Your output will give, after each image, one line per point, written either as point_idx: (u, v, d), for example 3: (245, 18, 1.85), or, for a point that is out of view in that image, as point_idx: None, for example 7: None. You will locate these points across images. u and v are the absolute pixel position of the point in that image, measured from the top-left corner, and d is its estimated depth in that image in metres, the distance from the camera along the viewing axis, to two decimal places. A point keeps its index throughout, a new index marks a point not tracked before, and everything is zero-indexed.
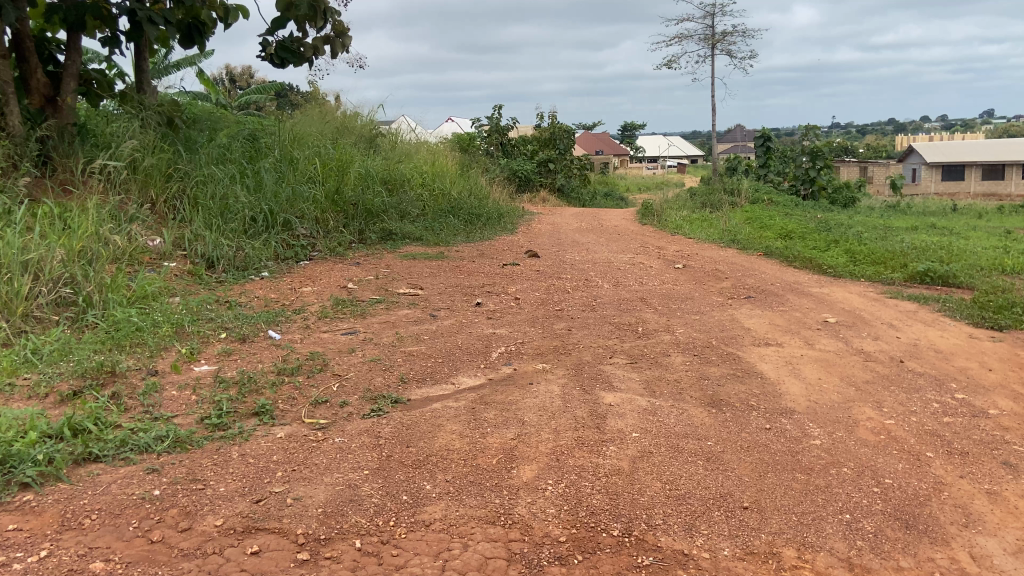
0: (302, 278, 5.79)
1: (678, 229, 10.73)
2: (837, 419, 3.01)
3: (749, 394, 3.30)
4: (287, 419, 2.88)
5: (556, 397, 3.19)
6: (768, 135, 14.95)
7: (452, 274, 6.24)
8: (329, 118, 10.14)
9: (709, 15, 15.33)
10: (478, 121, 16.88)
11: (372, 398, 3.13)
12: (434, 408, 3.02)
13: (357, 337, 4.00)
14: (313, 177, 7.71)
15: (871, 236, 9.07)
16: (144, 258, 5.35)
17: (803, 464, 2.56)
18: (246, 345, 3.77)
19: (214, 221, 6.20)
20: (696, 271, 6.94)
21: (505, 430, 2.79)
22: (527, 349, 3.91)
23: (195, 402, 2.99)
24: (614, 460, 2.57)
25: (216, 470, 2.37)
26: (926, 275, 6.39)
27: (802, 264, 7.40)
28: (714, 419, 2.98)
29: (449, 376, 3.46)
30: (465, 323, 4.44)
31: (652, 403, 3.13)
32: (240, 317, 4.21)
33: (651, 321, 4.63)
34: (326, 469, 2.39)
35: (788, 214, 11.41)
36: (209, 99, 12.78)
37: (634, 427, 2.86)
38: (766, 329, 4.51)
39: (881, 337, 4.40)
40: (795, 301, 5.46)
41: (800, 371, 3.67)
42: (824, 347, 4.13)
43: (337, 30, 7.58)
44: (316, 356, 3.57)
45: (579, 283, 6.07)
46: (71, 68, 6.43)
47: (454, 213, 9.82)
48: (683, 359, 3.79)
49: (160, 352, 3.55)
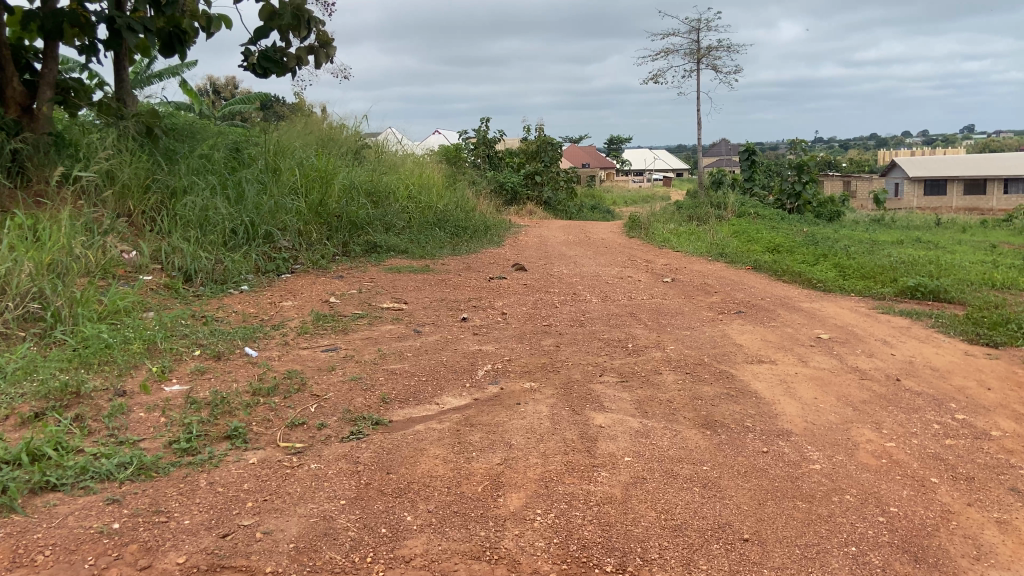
0: (282, 291, 5.64)
1: (666, 242, 10.67)
2: (836, 442, 2.90)
3: (744, 414, 3.19)
4: (260, 443, 2.73)
5: (545, 418, 3.06)
6: (753, 149, 15.00)
7: (438, 288, 6.11)
8: (314, 129, 10.00)
9: (695, 30, 15.40)
10: (465, 133, 16.83)
11: (352, 419, 2.99)
12: (417, 431, 2.88)
13: (337, 354, 3.85)
14: (296, 188, 7.57)
15: (858, 250, 9.05)
16: (119, 271, 5.19)
17: (804, 490, 2.44)
18: (221, 363, 3.61)
19: (192, 233, 6.04)
20: (685, 286, 6.85)
21: (491, 454, 2.66)
22: (514, 367, 3.77)
23: (163, 425, 2.83)
24: (606, 486, 2.44)
25: (181, 501, 2.21)
26: (916, 290, 6.34)
27: (791, 278, 7.35)
28: (709, 442, 2.86)
29: (433, 395, 3.32)
30: (450, 339, 4.31)
31: (645, 425, 3.01)
32: (216, 333, 4.06)
33: (641, 337, 4.52)
34: (300, 499, 2.24)
35: (775, 228, 11.39)
36: (192, 109, 12.62)
37: (627, 451, 2.74)
38: (759, 346, 4.41)
39: (875, 353, 4.32)
40: (786, 316, 5.37)
41: (795, 390, 3.57)
42: (819, 365, 4.03)
43: (321, 40, 7.47)
44: (293, 375, 3.42)
45: (567, 297, 5.95)
46: (49, 77, 6.30)
47: (440, 225, 9.71)
48: (675, 377, 3.67)
49: (130, 371, 3.39)
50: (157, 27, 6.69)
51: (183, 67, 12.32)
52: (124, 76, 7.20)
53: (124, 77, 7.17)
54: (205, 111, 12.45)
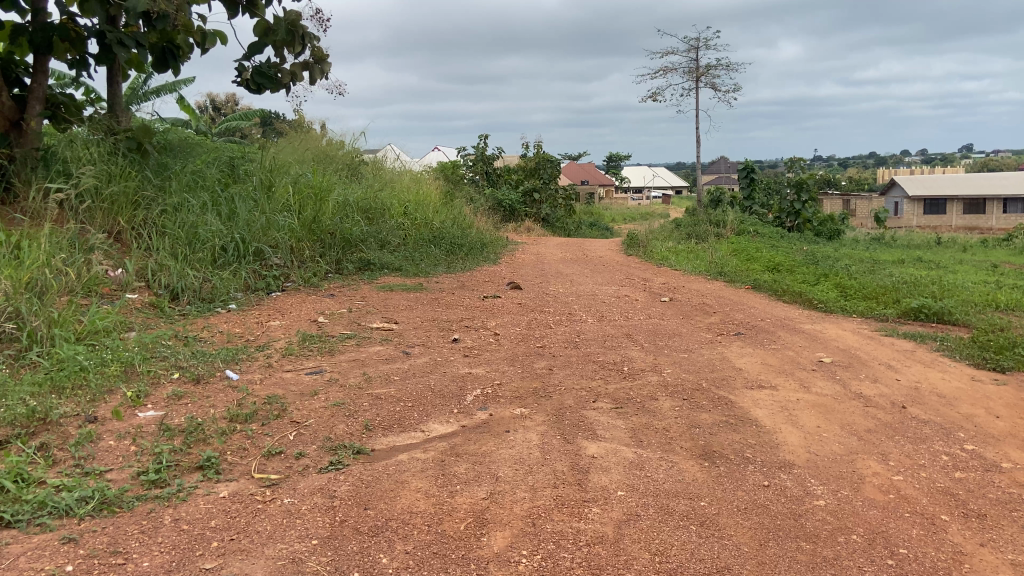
0: (271, 310, 5.51)
1: (664, 261, 10.55)
2: (841, 475, 2.77)
3: (744, 445, 3.04)
4: (233, 474, 2.59)
5: (535, 448, 2.91)
6: (752, 167, 14.95)
7: (430, 307, 5.98)
8: (309, 145, 9.91)
9: (693, 49, 15.41)
10: (463, 150, 16.78)
11: (332, 448, 2.85)
12: (399, 461, 2.74)
13: (322, 378, 3.71)
14: (289, 206, 7.46)
15: (860, 270, 8.94)
16: (102, 289, 5.07)
17: (807, 529, 2.31)
18: (200, 387, 3.47)
19: (181, 250, 5.92)
20: (683, 305, 6.73)
21: (476, 487, 2.52)
22: (504, 392, 3.63)
23: (132, 454, 2.69)
24: (597, 524, 2.30)
25: (142, 539, 2.07)
26: (920, 312, 6.22)
27: (792, 299, 7.22)
28: (706, 474, 2.72)
29: (419, 422, 3.18)
30: (440, 361, 4.17)
31: (639, 455, 2.87)
32: (197, 355, 3.92)
33: (637, 360, 4.38)
34: (269, 537, 2.10)
35: (775, 246, 11.28)
36: (188, 125, 12.55)
37: (620, 484, 2.60)
38: (758, 370, 4.27)
39: (879, 378, 4.19)
40: (787, 338, 5.23)
41: (797, 418, 3.43)
42: (821, 391, 3.89)
43: (316, 56, 7.40)
44: (274, 400, 3.28)
45: (562, 317, 5.83)
46: (38, 91, 6.25)
47: (436, 242, 9.60)
48: (672, 404, 3.52)
49: (103, 396, 3.24)
50: (149, 41, 6.60)
51: (180, 83, 12.27)
52: (117, 92, 7.11)
53: (117, 93, 7.08)
54: (201, 127, 12.38)
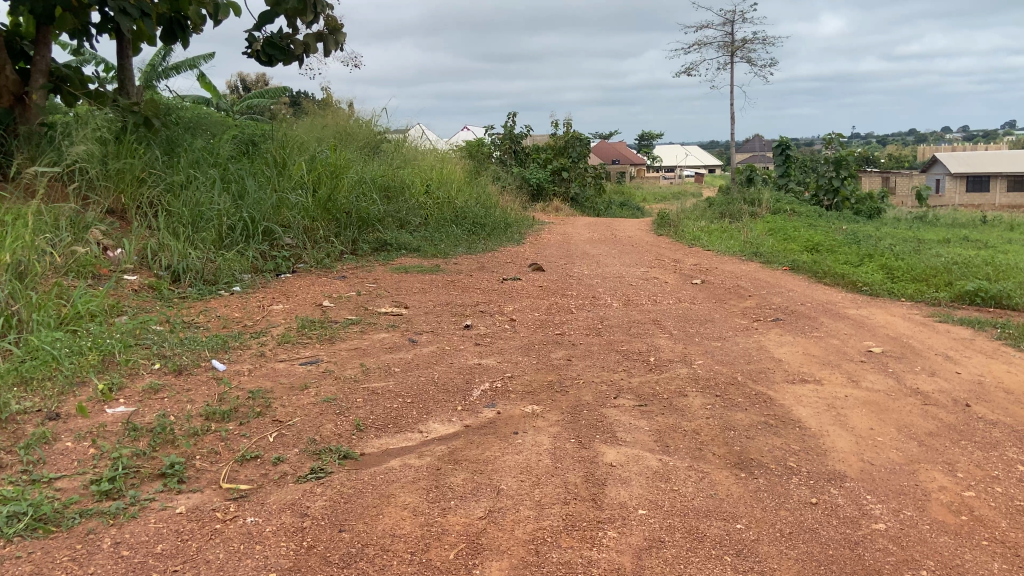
0: (275, 294, 5.21)
1: (695, 241, 10.07)
2: (901, 491, 2.38)
3: (787, 452, 2.64)
4: (198, 484, 2.28)
5: (544, 454, 2.55)
6: (788, 143, 14.30)
7: (445, 290, 5.63)
8: (329, 124, 9.60)
9: (728, 22, 14.74)
10: (490, 129, 16.36)
11: (315, 452, 2.52)
12: (389, 469, 2.40)
13: (316, 369, 3.39)
14: (303, 183, 7.15)
15: (905, 250, 8.38)
16: (97, 269, 4.81)
17: (866, 564, 1.93)
18: (181, 379, 3.17)
19: (184, 229, 5.63)
20: (716, 288, 6.30)
21: (473, 503, 2.17)
22: (515, 387, 3.27)
23: (88, 459, 2.39)
24: (612, 553, 1.94)
25: (70, 570, 1.77)
26: (976, 295, 5.71)
27: (833, 281, 6.73)
28: (743, 488, 2.34)
29: (417, 421, 2.84)
30: (448, 351, 3.81)
31: (664, 463, 2.49)
32: (184, 343, 3.62)
33: (665, 349, 3.99)
34: (219, 570, 1.79)
35: (812, 225, 10.71)
36: (209, 104, 12.32)
37: (641, 501, 2.23)
38: (800, 361, 3.85)
39: (937, 372, 3.74)
40: (830, 325, 4.78)
41: (847, 419, 3.01)
42: (872, 386, 3.46)
43: (330, 26, 7.04)
44: (257, 395, 2.95)
45: (586, 301, 5.43)
46: (41, 64, 5.96)
47: (457, 222, 9.24)
48: (703, 402, 3.13)
49: (73, 389, 2.96)
50: (157, 13, 6.24)
51: (202, 59, 12.05)
52: (126, 65, 6.80)
53: (127, 67, 6.79)
54: (224, 105, 12.17)
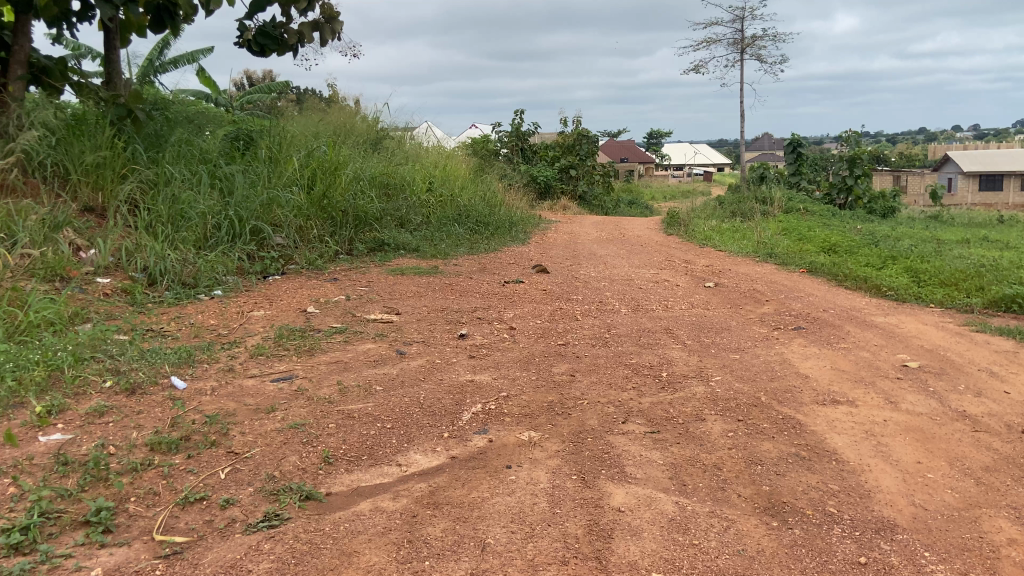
0: (258, 297, 4.85)
1: (707, 240, 9.68)
2: (963, 546, 2.00)
3: (825, 493, 2.26)
4: (127, 536, 1.92)
5: (540, 496, 2.17)
6: (800, 141, 13.91)
7: (442, 294, 5.26)
8: (327, 119, 9.23)
9: (738, 19, 14.34)
10: (496, 126, 15.99)
11: (273, 493, 2.15)
12: (356, 515, 2.04)
13: (288, 387, 3.02)
14: (296, 181, 6.78)
15: (927, 251, 7.96)
16: (66, 272, 4.46)
17: None
18: (134, 400, 2.81)
19: (164, 228, 5.27)
20: (730, 292, 5.91)
21: (451, 564, 1.81)
22: (511, 409, 2.89)
23: (5, 500, 2.02)
24: None
25: None
26: (1012, 302, 5.31)
27: (855, 285, 6.33)
28: (775, 540, 1.97)
29: (396, 452, 2.47)
30: (439, 365, 3.45)
31: (681, 508, 2.12)
32: (145, 356, 3.25)
33: (679, 363, 3.61)
34: None
35: (827, 225, 10.30)
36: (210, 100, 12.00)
37: (654, 560, 1.86)
38: (829, 377, 3.46)
39: (984, 392, 3.33)
40: (858, 335, 4.39)
41: (889, 449, 2.62)
42: (913, 408, 3.07)
43: (326, 14, 6.66)
44: (216, 420, 2.59)
45: (592, 306, 5.05)
46: (19, 55, 5.50)
47: (460, 220, 8.87)
48: (724, 428, 2.74)
49: (7, 413, 2.59)
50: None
51: (202, 53, 11.73)
52: (113, 56, 6.40)
53: (114, 58, 6.36)
54: (223, 101, 11.84)
